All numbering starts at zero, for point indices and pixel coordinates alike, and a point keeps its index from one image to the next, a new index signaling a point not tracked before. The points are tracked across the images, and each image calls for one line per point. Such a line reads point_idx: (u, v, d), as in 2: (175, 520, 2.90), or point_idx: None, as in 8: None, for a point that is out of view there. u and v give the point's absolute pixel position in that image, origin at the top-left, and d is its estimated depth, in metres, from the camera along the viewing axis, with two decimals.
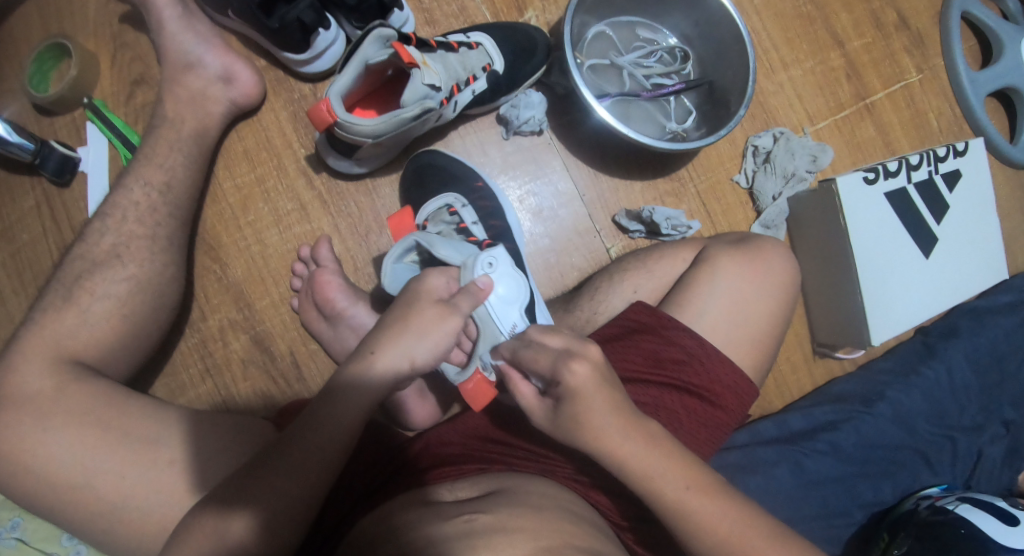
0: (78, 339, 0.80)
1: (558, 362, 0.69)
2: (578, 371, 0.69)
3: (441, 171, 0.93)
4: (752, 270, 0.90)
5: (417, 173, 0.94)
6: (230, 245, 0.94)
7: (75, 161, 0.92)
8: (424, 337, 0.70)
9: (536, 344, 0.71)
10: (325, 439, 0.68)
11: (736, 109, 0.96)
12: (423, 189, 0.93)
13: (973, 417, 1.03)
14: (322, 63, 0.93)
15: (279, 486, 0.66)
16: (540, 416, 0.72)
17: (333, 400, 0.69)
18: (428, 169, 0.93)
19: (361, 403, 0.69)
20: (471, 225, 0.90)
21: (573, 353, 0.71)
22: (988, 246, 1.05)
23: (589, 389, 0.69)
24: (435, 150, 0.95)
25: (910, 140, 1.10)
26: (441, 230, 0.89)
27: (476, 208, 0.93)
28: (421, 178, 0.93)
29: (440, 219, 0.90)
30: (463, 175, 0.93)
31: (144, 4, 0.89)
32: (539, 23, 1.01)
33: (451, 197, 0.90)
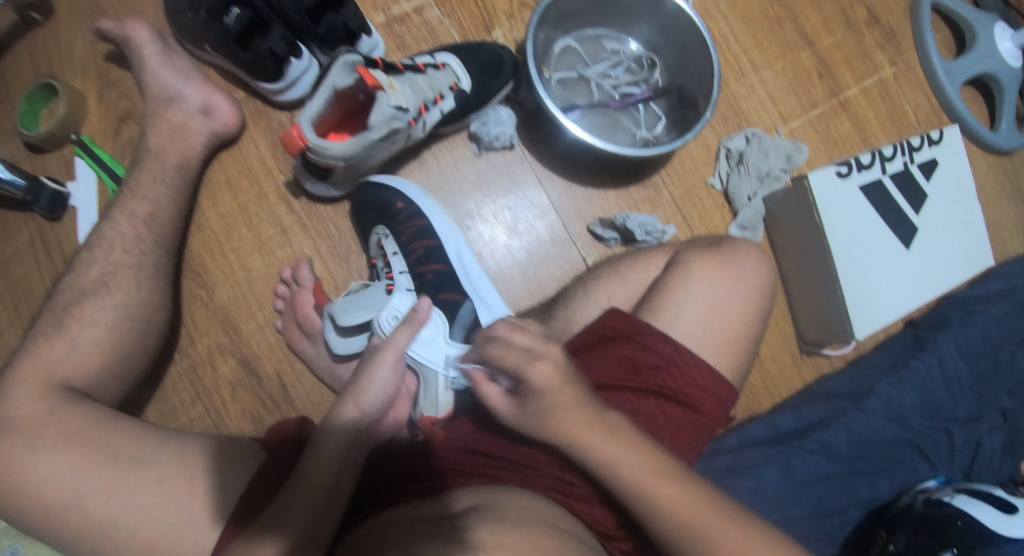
0: (68, 366, 0.83)
1: (522, 361, 0.75)
2: (540, 369, 0.75)
3: (379, 197, 0.95)
4: (724, 272, 0.91)
5: (359, 208, 0.96)
6: (216, 271, 0.97)
7: (65, 196, 0.97)
8: (363, 381, 0.77)
9: (524, 377, 0.75)
10: (324, 471, 0.72)
11: (703, 111, 0.98)
12: (366, 221, 0.96)
13: (969, 408, 1.01)
14: (297, 90, 0.98)
15: (293, 512, 0.70)
16: (507, 412, 0.78)
17: (323, 434, 0.75)
18: (369, 200, 0.95)
19: (346, 439, 0.74)
20: (392, 258, 0.94)
21: (535, 352, 0.76)
22: (971, 231, 1.05)
23: (553, 387, 0.75)
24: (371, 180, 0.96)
25: (886, 132, 1.11)
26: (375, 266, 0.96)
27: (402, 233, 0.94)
28: (363, 214, 0.96)
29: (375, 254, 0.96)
30: (392, 198, 0.95)
31: (126, 42, 0.93)
32: (506, 42, 1.04)
33: (376, 231, 0.95)
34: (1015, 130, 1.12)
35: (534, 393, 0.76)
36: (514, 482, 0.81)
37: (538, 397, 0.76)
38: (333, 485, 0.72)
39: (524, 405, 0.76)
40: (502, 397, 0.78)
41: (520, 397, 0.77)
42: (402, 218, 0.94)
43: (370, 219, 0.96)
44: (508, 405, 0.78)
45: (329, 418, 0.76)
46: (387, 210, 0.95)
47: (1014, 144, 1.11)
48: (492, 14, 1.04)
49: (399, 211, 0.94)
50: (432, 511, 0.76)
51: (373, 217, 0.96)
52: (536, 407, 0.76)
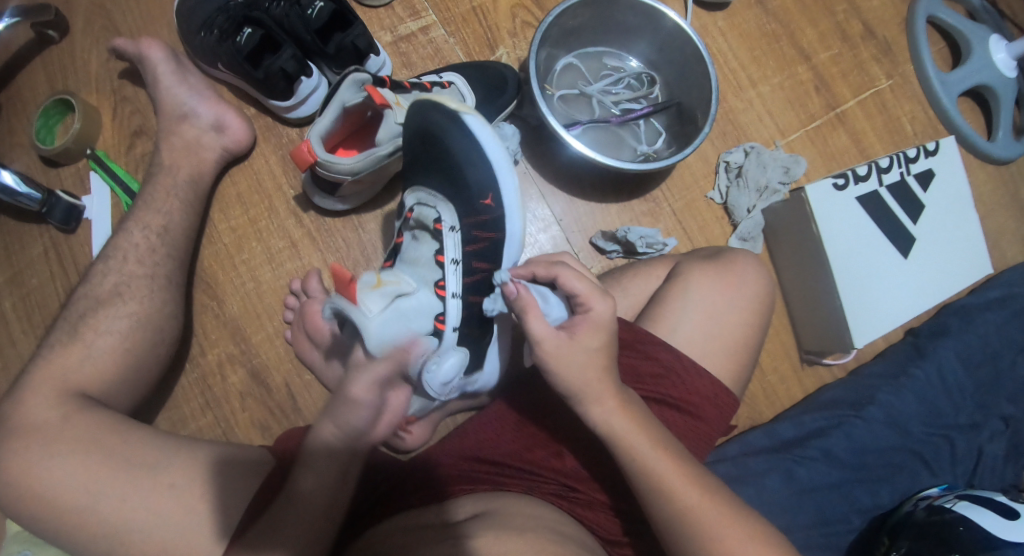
0: (82, 374, 0.85)
1: (593, 294, 0.78)
2: (602, 306, 0.78)
3: (436, 134, 0.87)
4: (723, 283, 0.93)
5: (416, 157, 0.87)
6: (226, 283, 1.00)
7: (79, 209, 1.00)
8: (345, 409, 0.70)
9: (589, 309, 0.78)
10: (315, 499, 0.72)
11: (702, 125, 1.00)
12: (420, 168, 0.88)
13: (970, 415, 1.02)
14: (305, 108, 1.01)
15: (288, 527, 0.71)
16: (549, 347, 0.76)
17: (311, 464, 0.72)
18: (423, 131, 0.87)
19: (335, 471, 0.72)
20: (449, 234, 0.84)
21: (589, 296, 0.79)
22: (968, 241, 1.07)
23: (600, 324, 0.78)
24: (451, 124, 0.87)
25: (884, 144, 1.13)
26: (417, 224, 0.87)
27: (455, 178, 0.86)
28: (420, 160, 0.87)
29: (422, 214, 0.86)
30: (449, 142, 0.87)
31: (141, 60, 0.97)
32: (510, 59, 1.07)
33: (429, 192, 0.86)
34: (1012, 140, 1.14)
35: (591, 329, 0.77)
36: (520, 488, 0.83)
37: (592, 329, 0.77)
38: (325, 509, 0.72)
39: (576, 339, 0.77)
40: (552, 331, 0.76)
41: (570, 332, 0.77)
42: (455, 171, 0.86)
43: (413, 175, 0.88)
44: (550, 334, 0.76)
45: (310, 454, 0.73)
46: (444, 150, 0.87)
47: (1012, 153, 1.14)
48: (496, 33, 1.08)
49: (454, 151, 0.87)
50: (439, 518, 0.78)
51: (420, 165, 0.88)
52: (578, 339, 0.77)
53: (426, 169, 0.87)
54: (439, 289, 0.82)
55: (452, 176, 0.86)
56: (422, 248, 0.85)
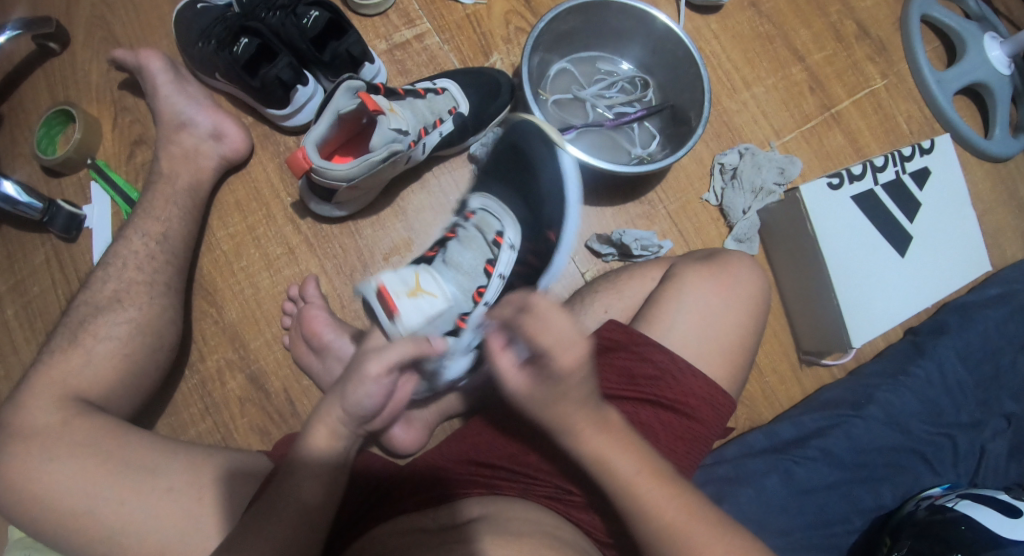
0: (83, 379, 0.86)
1: (558, 345, 0.67)
2: (568, 354, 0.67)
3: (527, 154, 0.99)
4: (717, 284, 0.93)
5: (510, 154, 0.99)
6: (225, 290, 1.01)
7: (80, 218, 1.01)
8: (353, 393, 0.73)
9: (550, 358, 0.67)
10: (308, 499, 0.72)
11: (695, 126, 1.01)
12: (510, 165, 0.99)
13: (971, 413, 1.01)
14: (303, 116, 1.02)
15: (282, 524, 0.70)
16: (517, 386, 0.70)
17: (313, 469, 0.73)
18: (519, 148, 0.99)
19: (329, 474, 0.74)
20: (504, 250, 0.93)
21: (565, 337, 0.67)
22: (966, 239, 1.06)
23: (573, 372, 0.68)
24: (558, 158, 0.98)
25: (880, 143, 1.12)
26: (478, 223, 0.94)
27: (529, 203, 0.97)
28: (515, 162, 0.99)
29: (484, 220, 0.94)
30: (539, 173, 0.98)
31: (139, 71, 0.99)
32: (504, 65, 1.09)
33: (496, 204, 0.96)
34: (1008, 138, 1.14)
35: (560, 378, 0.68)
36: (515, 492, 0.83)
37: (560, 379, 0.68)
38: (314, 513, 0.72)
39: (542, 385, 0.69)
40: (517, 371, 0.69)
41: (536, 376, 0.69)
42: (521, 196, 0.97)
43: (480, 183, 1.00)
44: (517, 375, 0.69)
45: (301, 462, 0.74)
46: (529, 178, 0.98)
47: (1009, 150, 1.13)
48: (490, 40, 1.09)
49: (540, 183, 0.98)
50: (434, 522, 0.78)
51: (498, 175, 0.99)
52: (550, 384, 0.68)
53: (504, 179, 0.99)
54: (478, 294, 0.91)
55: (525, 204, 0.97)
56: (465, 249, 0.91)
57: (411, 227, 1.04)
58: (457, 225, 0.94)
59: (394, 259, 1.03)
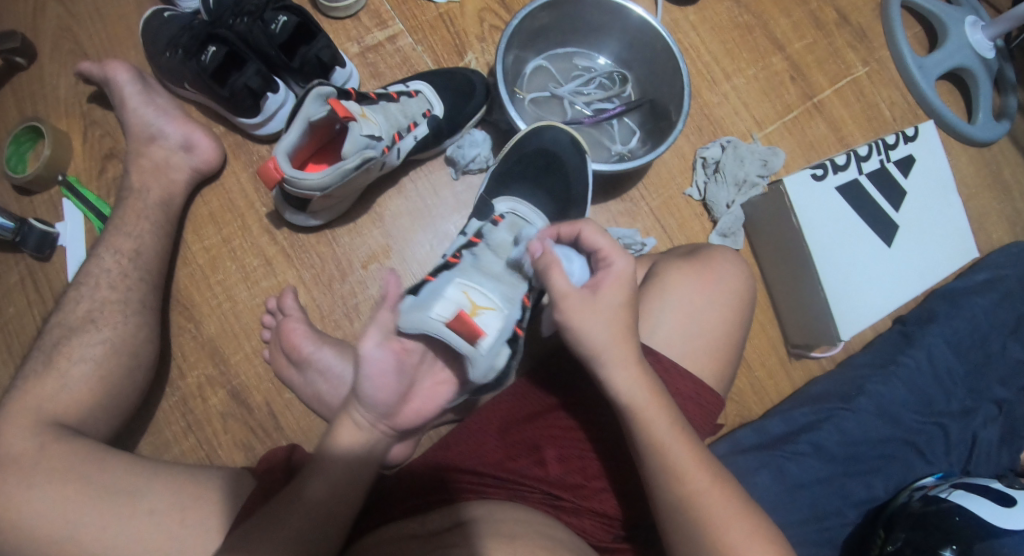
0: (59, 402, 0.84)
1: (614, 249, 0.74)
2: (622, 264, 0.74)
3: (560, 160, 0.97)
4: (701, 280, 0.91)
5: (526, 157, 0.97)
6: (202, 304, 0.99)
7: (53, 236, 0.99)
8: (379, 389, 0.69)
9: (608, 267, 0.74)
10: (332, 491, 0.71)
11: (675, 121, 0.99)
12: (536, 167, 0.97)
13: (962, 401, 1.00)
14: (274, 124, 1.00)
15: (288, 525, 0.69)
16: (576, 306, 0.73)
17: (323, 467, 0.71)
18: (551, 154, 0.96)
19: (344, 476, 0.71)
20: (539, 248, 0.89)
21: (613, 258, 0.74)
22: (952, 225, 1.05)
23: (624, 286, 0.74)
24: (563, 140, 0.97)
25: (862, 132, 1.11)
26: (513, 221, 0.90)
27: (559, 205, 0.97)
28: (537, 162, 0.97)
29: (515, 222, 0.90)
30: (574, 180, 0.97)
31: (106, 83, 0.96)
32: (479, 65, 1.07)
33: (517, 201, 0.94)
34: (992, 122, 1.12)
35: (614, 285, 0.74)
36: (505, 496, 0.81)
37: (617, 287, 0.74)
38: (325, 516, 0.70)
39: (599, 296, 0.74)
40: (577, 291, 0.73)
41: (594, 288, 0.74)
42: (548, 198, 0.96)
43: (500, 185, 0.97)
44: (576, 293, 0.73)
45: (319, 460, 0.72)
46: (563, 183, 0.97)
47: (990, 135, 1.12)
48: (464, 39, 1.07)
49: (570, 186, 0.97)
50: (424, 528, 0.77)
51: (525, 178, 0.97)
52: (604, 299, 0.74)
53: (527, 181, 0.96)
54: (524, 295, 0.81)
55: (552, 202, 0.96)
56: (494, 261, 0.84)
57: (389, 233, 1.02)
58: (483, 230, 0.89)
59: (373, 267, 1.01)
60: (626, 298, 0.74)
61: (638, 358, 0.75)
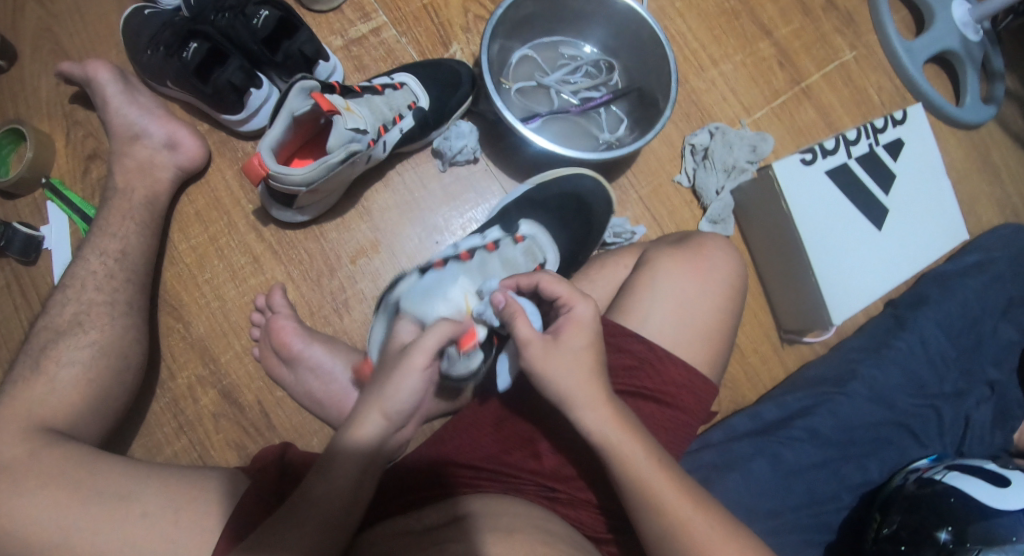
0: (47, 407, 0.83)
1: (574, 294, 0.74)
2: (582, 308, 0.74)
3: (588, 205, 0.99)
4: (691, 267, 0.91)
5: (566, 201, 0.98)
6: (191, 303, 0.98)
7: (38, 239, 0.98)
8: (391, 386, 0.71)
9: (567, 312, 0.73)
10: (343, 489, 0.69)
11: (663, 107, 0.98)
12: (570, 214, 0.98)
13: (955, 383, 1.00)
14: (258, 120, 0.99)
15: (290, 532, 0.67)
16: (538, 352, 0.72)
17: (329, 469, 0.70)
18: (584, 200, 0.98)
19: (352, 478, 0.70)
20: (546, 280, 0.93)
21: (574, 301, 0.74)
22: (942, 208, 1.05)
23: (588, 329, 0.73)
24: (595, 189, 1.00)
25: (851, 116, 1.11)
26: (529, 248, 0.93)
27: (573, 244, 0.99)
28: (570, 207, 0.98)
29: (529, 248, 0.93)
30: (593, 225, 1.00)
31: (88, 83, 0.95)
32: (464, 55, 1.06)
33: (538, 229, 0.95)
34: (980, 104, 1.12)
35: (576, 327, 0.73)
36: (498, 489, 0.81)
37: (576, 329, 0.73)
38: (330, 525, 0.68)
39: (560, 342, 0.72)
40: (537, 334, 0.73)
41: (555, 334, 0.73)
42: (567, 237, 0.98)
43: (527, 206, 0.98)
44: (538, 338, 0.72)
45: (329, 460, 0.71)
46: (584, 227, 0.99)
47: (974, 119, 1.11)
48: (449, 30, 1.06)
49: (585, 231, 0.99)
50: (419, 523, 0.76)
51: (553, 210, 0.98)
52: (567, 341, 0.73)
53: (553, 212, 0.98)
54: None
55: (569, 242, 0.98)
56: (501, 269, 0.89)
57: (377, 227, 1.01)
58: (502, 241, 0.91)
59: (361, 261, 1.01)
60: (590, 338, 0.73)
61: (609, 395, 0.73)
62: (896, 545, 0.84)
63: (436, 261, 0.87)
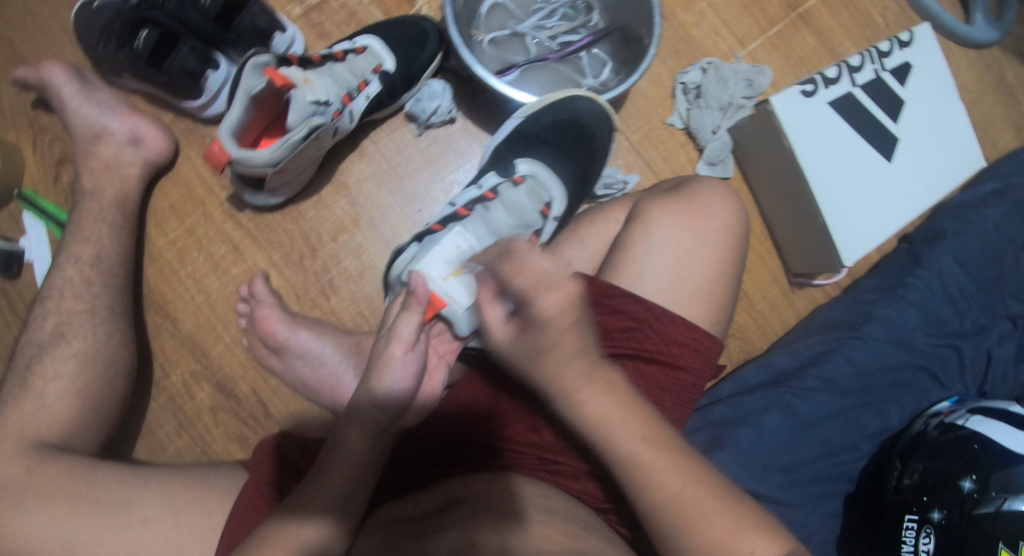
0: (39, 423, 0.82)
1: (537, 288, 0.60)
2: (550, 301, 0.60)
3: (590, 131, 0.92)
4: (687, 217, 0.85)
5: (572, 136, 0.91)
6: (176, 299, 0.96)
7: (18, 251, 0.96)
8: (379, 370, 0.70)
9: (529, 306, 0.60)
10: (360, 447, 0.69)
11: (648, 43, 0.91)
12: (573, 142, 0.91)
13: (975, 319, 0.94)
14: (220, 103, 0.95)
15: (314, 506, 0.67)
16: (504, 341, 0.63)
17: (350, 420, 0.70)
18: (583, 126, 0.91)
19: (379, 424, 0.69)
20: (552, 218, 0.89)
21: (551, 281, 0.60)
22: (955, 131, 0.97)
23: (562, 320, 0.61)
24: (590, 104, 0.92)
25: (854, 40, 1.02)
26: (533, 187, 0.88)
27: (580, 180, 0.92)
28: (572, 134, 0.91)
29: (536, 188, 0.88)
30: (597, 152, 0.92)
31: (43, 86, 0.91)
32: (431, 10, 0.99)
33: (535, 164, 0.89)
34: (991, 21, 1.04)
35: (536, 331, 0.61)
36: (498, 466, 0.77)
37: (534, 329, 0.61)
38: (349, 489, 0.69)
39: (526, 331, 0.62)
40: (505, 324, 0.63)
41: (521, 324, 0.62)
42: (573, 170, 0.91)
43: (525, 145, 0.90)
44: (504, 329, 0.63)
45: (354, 407, 0.70)
46: (587, 156, 0.92)
47: (973, 35, 1.02)
48: None
49: (594, 164, 0.93)
50: (416, 509, 0.73)
51: (554, 142, 0.90)
52: (536, 339, 0.62)
53: (553, 146, 0.90)
54: (533, 235, 0.87)
55: (575, 175, 0.91)
56: (505, 217, 0.86)
57: (356, 202, 0.97)
58: (500, 186, 0.87)
59: (343, 238, 0.97)
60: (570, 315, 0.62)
61: None
62: (918, 495, 0.80)
63: (435, 225, 0.84)
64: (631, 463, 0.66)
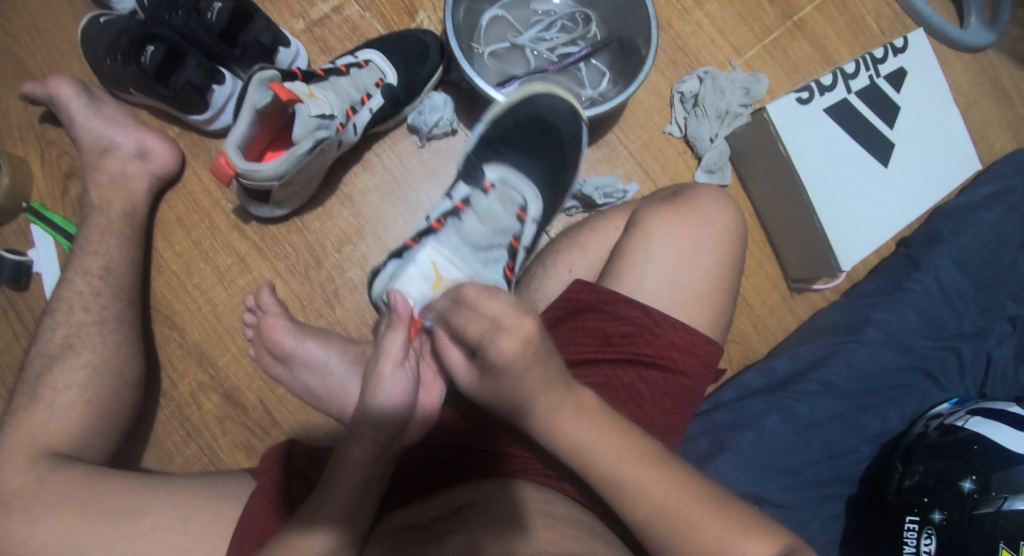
0: (50, 432, 0.83)
1: (485, 334, 0.60)
2: (504, 346, 0.60)
3: (554, 126, 0.92)
4: (686, 225, 0.86)
5: (537, 132, 0.91)
6: (183, 311, 0.97)
7: (27, 264, 0.98)
8: (372, 388, 0.68)
9: (483, 353, 0.61)
10: (362, 459, 0.70)
11: (644, 54, 0.93)
12: (537, 137, 0.91)
13: (974, 321, 0.95)
14: (226, 117, 0.96)
15: (321, 516, 0.68)
16: (471, 384, 0.65)
17: (354, 433, 0.70)
18: (546, 121, 0.91)
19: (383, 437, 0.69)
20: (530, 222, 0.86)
21: (501, 323, 0.60)
22: (949, 136, 0.99)
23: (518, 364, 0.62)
24: (549, 99, 0.92)
25: (849, 48, 1.03)
26: (505, 192, 0.85)
27: (553, 177, 0.91)
28: (534, 130, 0.91)
29: (508, 192, 0.85)
30: (566, 148, 0.92)
31: (51, 101, 0.93)
32: (432, 23, 1.01)
33: (506, 170, 0.87)
34: (984, 26, 1.05)
35: (498, 372, 0.62)
36: (502, 472, 0.78)
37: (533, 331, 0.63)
38: (356, 500, 0.70)
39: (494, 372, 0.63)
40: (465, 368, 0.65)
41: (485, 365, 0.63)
42: (542, 169, 0.90)
43: (490, 149, 0.90)
44: (466, 372, 0.65)
45: (355, 422, 0.70)
46: (556, 154, 0.92)
47: (967, 40, 1.03)
48: None
49: (563, 160, 0.92)
50: (422, 516, 0.74)
51: (519, 145, 0.90)
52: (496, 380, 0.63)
53: (520, 148, 0.90)
54: (514, 240, 0.85)
55: (546, 173, 0.91)
56: (479, 226, 0.83)
57: (360, 213, 0.99)
58: (473, 195, 0.85)
59: (347, 249, 0.98)
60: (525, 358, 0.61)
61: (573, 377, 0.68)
62: (919, 496, 0.81)
63: (410, 241, 0.83)
64: (633, 467, 0.67)
